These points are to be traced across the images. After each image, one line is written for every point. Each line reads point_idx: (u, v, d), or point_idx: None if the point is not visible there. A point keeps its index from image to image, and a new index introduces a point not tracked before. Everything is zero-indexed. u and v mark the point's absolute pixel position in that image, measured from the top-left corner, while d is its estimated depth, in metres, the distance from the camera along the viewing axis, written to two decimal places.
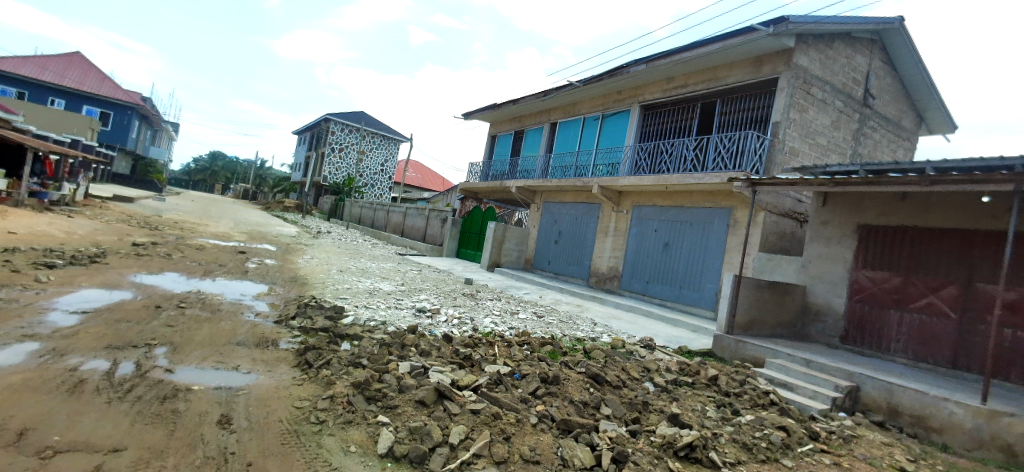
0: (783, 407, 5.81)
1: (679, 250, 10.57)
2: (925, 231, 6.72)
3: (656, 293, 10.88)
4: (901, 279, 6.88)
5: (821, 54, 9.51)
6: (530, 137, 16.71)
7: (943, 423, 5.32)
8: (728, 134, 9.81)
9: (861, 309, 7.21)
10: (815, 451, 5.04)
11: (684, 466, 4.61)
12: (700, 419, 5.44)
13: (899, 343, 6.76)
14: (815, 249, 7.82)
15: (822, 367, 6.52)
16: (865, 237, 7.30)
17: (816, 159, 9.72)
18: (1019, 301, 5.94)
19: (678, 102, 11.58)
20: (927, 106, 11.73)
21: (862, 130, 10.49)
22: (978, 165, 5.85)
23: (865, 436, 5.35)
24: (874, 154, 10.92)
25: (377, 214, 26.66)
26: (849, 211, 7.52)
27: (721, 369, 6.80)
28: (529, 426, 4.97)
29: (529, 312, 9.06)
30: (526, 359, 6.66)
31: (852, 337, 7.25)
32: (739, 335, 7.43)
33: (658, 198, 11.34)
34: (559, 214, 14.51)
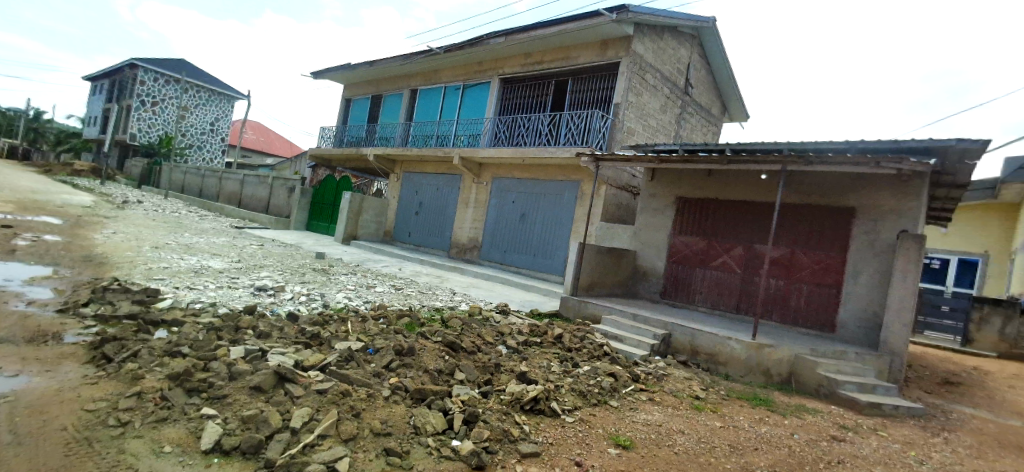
0: (614, 357, 6.63)
1: (534, 220, 11.20)
2: (724, 202, 8.08)
3: (513, 261, 11.44)
4: (705, 242, 8.21)
5: (654, 44, 10.64)
6: (388, 103, 15.91)
7: (727, 357, 6.62)
8: (578, 112, 10.52)
9: (676, 269, 8.46)
10: (635, 391, 5.91)
11: (529, 418, 5.02)
12: (545, 374, 5.92)
13: (702, 295, 8.12)
14: (644, 218, 8.93)
15: (645, 319, 7.56)
16: (681, 207, 8.52)
17: (648, 139, 10.99)
18: (781, 257, 7.54)
19: (535, 78, 12.01)
20: (730, 97, 14.03)
21: (683, 115, 12.14)
22: (761, 148, 7.15)
23: (673, 374, 6.41)
24: (691, 138, 12.75)
25: (207, 182, 23.09)
26: (670, 185, 8.66)
27: (566, 328, 7.46)
28: (381, 399, 4.86)
29: (387, 285, 8.81)
30: (381, 333, 6.48)
31: (669, 293, 8.51)
32: (582, 295, 8.21)
33: (516, 170, 11.77)
34: (420, 185, 14.22)
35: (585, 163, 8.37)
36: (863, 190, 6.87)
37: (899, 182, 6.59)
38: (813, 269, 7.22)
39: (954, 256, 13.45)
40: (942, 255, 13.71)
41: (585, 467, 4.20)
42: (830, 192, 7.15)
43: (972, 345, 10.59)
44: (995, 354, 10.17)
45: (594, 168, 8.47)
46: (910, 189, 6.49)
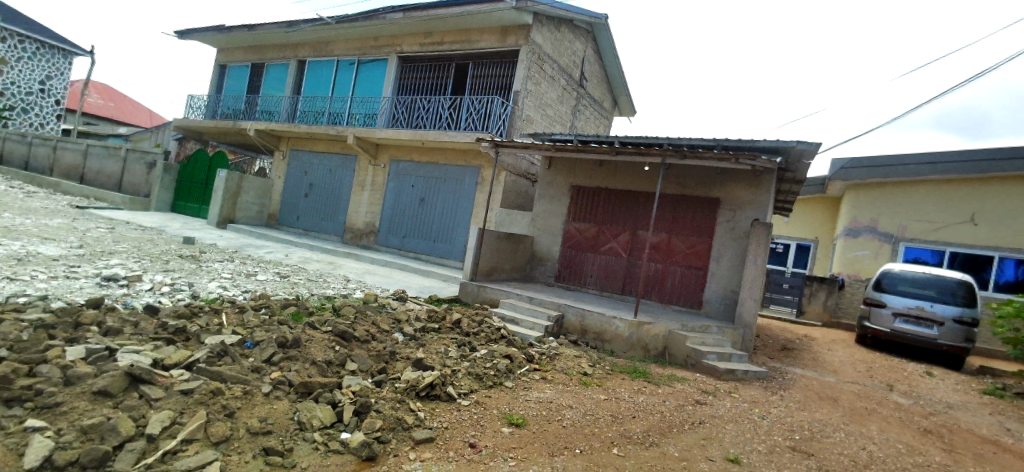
0: (510, 339, 6.80)
1: (433, 205, 11.02)
2: (613, 191, 8.62)
3: (412, 246, 11.19)
4: (596, 228, 8.72)
5: (552, 35, 10.93)
6: (272, 73, 14.48)
7: (612, 335, 7.14)
8: (479, 98, 10.54)
9: (570, 253, 8.89)
10: (529, 371, 6.13)
11: (424, 404, 4.96)
12: (442, 360, 5.88)
13: (593, 278, 8.64)
14: (541, 205, 9.22)
15: (541, 302, 7.86)
16: (575, 195, 8.93)
17: (546, 128, 11.34)
18: (661, 242, 8.28)
19: (436, 59, 11.73)
20: (620, 92, 14.99)
21: (578, 106, 12.70)
22: (645, 141, 7.73)
23: (565, 353, 6.76)
24: (585, 129, 13.42)
25: (35, 152, 19.15)
26: (566, 173, 9.04)
27: (464, 313, 7.49)
28: (260, 396, 4.47)
29: (271, 272, 8.09)
30: (263, 325, 5.94)
31: (564, 276, 8.93)
32: (481, 280, 8.29)
33: (415, 153, 11.44)
34: (309, 165, 13.23)
35: (485, 149, 8.38)
36: (726, 183, 7.78)
37: (754, 177, 7.57)
38: (685, 253, 8.03)
39: (794, 241, 15.92)
40: (785, 239, 16.25)
41: (479, 448, 4.25)
42: (700, 184, 7.98)
43: (804, 315, 12.58)
44: (820, 323, 12.19)
45: (493, 154, 8.53)
46: (762, 183, 7.49)
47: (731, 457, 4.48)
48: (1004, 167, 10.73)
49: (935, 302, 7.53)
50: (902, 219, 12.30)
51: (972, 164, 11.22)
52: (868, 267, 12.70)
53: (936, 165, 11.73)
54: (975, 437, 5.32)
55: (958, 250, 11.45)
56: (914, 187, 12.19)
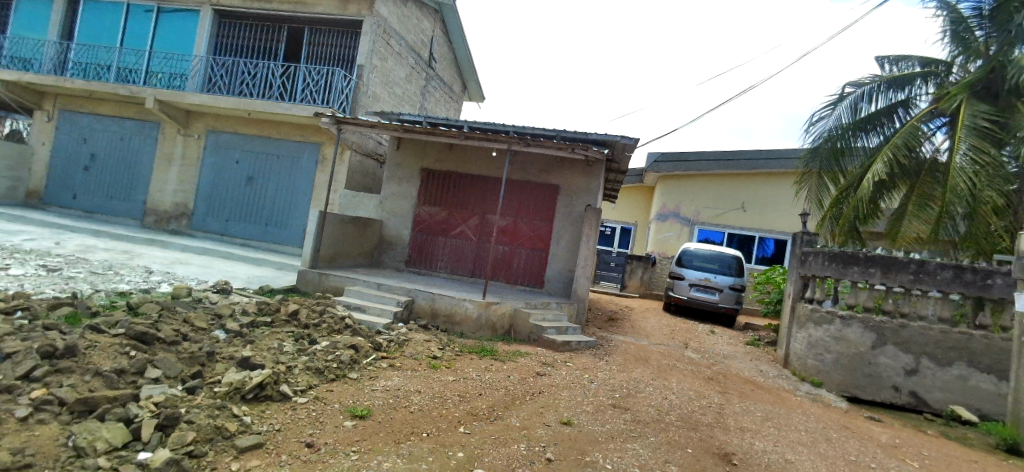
0: (355, 329, 6.44)
1: (264, 184, 9.83)
2: (462, 175, 8.71)
3: (239, 231, 9.86)
4: (447, 213, 8.73)
5: (398, 10, 10.49)
6: (27, 8, 11.21)
7: (461, 317, 7.26)
8: (317, 68, 9.65)
9: (420, 238, 8.78)
10: (376, 360, 5.91)
11: (251, 408, 4.42)
12: (274, 357, 5.30)
13: (443, 262, 8.69)
14: (390, 187, 8.88)
15: (389, 288, 7.60)
16: (425, 178, 8.80)
17: (393, 107, 10.91)
18: (508, 226, 8.66)
19: (264, 18, 10.35)
20: (468, 77, 15.16)
21: (427, 88, 12.49)
22: (492, 128, 7.92)
23: (414, 338, 6.68)
24: (433, 111, 13.26)
25: None
26: (415, 155, 8.83)
27: (303, 303, 6.86)
28: (13, 424, 3.47)
29: (33, 266, 6.33)
30: (18, 332, 4.62)
31: (413, 261, 8.80)
32: (322, 268, 7.68)
33: (240, 125, 10.02)
34: (90, 130, 10.66)
35: (326, 125, 7.71)
36: (564, 171, 8.44)
37: (587, 166, 8.34)
38: (530, 236, 8.54)
39: (619, 224, 18.11)
40: (612, 223, 18.32)
41: (317, 446, 3.93)
42: (542, 171, 8.52)
43: (625, 288, 14.52)
44: (638, 295, 14.20)
45: (335, 131, 7.90)
46: (593, 171, 8.30)
47: (564, 420, 4.94)
48: (766, 166, 13.66)
49: (717, 274, 9.29)
50: (698, 206, 14.82)
51: (745, 162, 13.99)
52: (674, 246, 15.06)
53: (722, 161, 14.34)
54: (740, 379, 6.77)
55: (735, 231, 14.28)
56: (707, 180, 14.75)
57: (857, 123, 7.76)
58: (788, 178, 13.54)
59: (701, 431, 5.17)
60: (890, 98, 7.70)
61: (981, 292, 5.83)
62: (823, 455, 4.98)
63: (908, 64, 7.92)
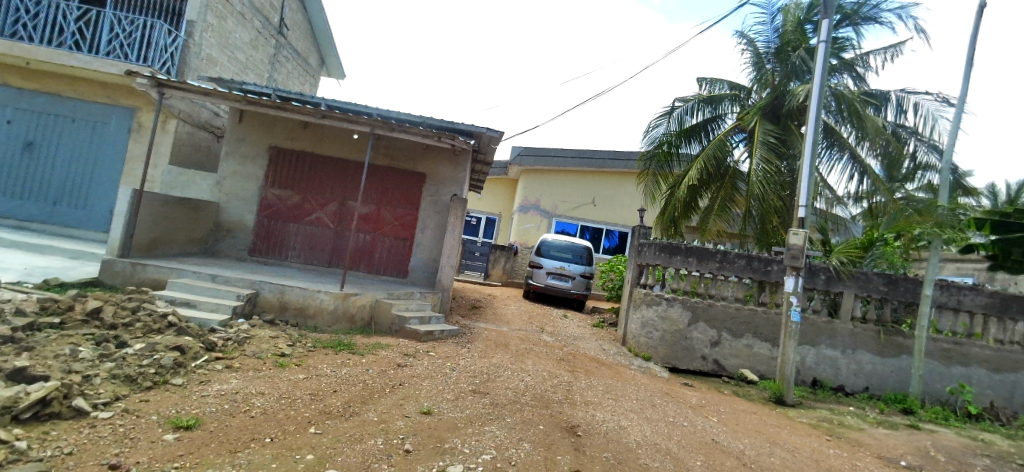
0: (182, 327, 5.55)
1: (53, 153, 7.92)
2: (319, 157, 8.05)
3: (15, 211, 7.81)
4: (300, 197, 8.01)
5: None
6: None
7: (315, 310, 6.75)
8: (130, 17, 8.05)
9: (267, 224, 7.93)
10: (208, 362, 5.19)
11: (29, 430, 3.53)
12: (64, 366, 4.31)
13: (294, 251, 7.99)
14: (229, 166, 7.84)
15: (227, 280, 6.72)
16: (274, 157, 7.95)
17: (234, 75, 9.61)
18: (369, 214, 8.26)
19: None
20: (327, 51, 14.04)
21: (277, 57, 11.25)
22: (353, 109, 7.44)
23: (257, 335, 6.02)
24: (284, 84, 11.99)
25: None
26: (262, 131, 7.92)
27: (109, 300, 5.71)
28: None
29: None
30: None
31: (259, 249, 7.93)
32: (137, 258, 6.47)
33: (15, 76, 7.91)
34: None
35: (142, 87, 6.49)
36: (430, 159, 8.32)
37: (452, 154, 8.34)
38: (393, 224, 8.28)
39: (484, 215, 18.51)
40: (477, 214, 18.55)
41: (126, 467, 3.31)
42: (407, 157, 8.30)
43: (489, 278, 15.03)
44: (501, 283, 14.84)
45: (155, 96, 6.70)
46: (459, 161, 8.32)
47: (424, 410, 4.92)
48: (613, 165, 15.24)
49: (571, 263, 10.10)
50: (557, 200, 15.89)
51: (596, 160, 15.44)
52: (534, 237, 15.94)
53: (578, 159, 15.59)
54: (587, 357, 7.49)
55: (587, 224, 15.67)
56: (564, 175, 15.89)
57: (682, 132, 9.03)
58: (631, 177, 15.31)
59: (552, 408, 5.59)
60: (706, 113, 9.08)
61: (763, 276, 7.34)
62: (649, 418, 5.77)
63: (720, 86, 9.37)
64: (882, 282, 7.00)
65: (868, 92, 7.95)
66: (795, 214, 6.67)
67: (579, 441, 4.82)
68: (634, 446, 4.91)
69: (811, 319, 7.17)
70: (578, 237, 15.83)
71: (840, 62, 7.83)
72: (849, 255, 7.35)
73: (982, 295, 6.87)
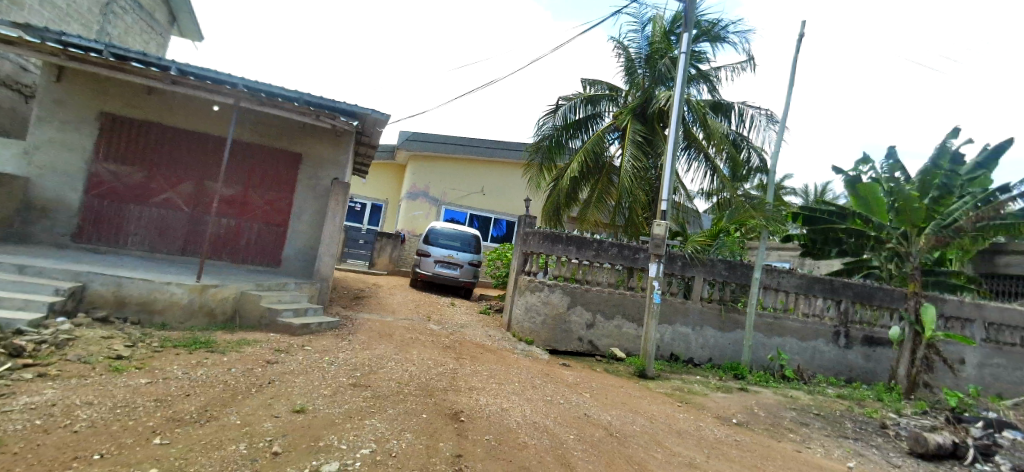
0: None
1: None
2: (168, 129, 7.01)
3: None
4: (143, 174, 6.92)
5: None
6: None
7: (164, 304, 5.90)
8: None
9: (99, 204, 6.73)
10: (13, 370, 4.24)
11: None
12: None
13: (137, 237, 6.91)
14: (44, 133, 6.46)
15: (40, 271, 5.56)
16: (107, 126, 6.75)
17: (48, 22, 7.90)
18: (233, 196, 7.42)
19: None
20: (180, 8, 12.20)
21: (110, 7, 9.48)
22: (212, 77, 6.57)
23: (83, 336, 5.07)
24: (119, 40, 10.13)
25: None
26: (91, 94, 6.67)
27: None
28: None
29: None
30: None
31: (87, 234, 6.71)
32: None
33: None
34: None
35: None
36: (307, 139, 7.70)
37: (332, 135, 7.81)
38: (263, 208, 7.54)
39: (369, 201, 17.69)
40: (362, 199, 17.64)
41: None
42: (279, 135, 7.57)
43: (374, 266, 14.46)
44: (387, 272, 14.37)
45: None
46: (341, 142, 7.81)
47: (297, 408, 4.57)
48: (502, 155, 15.57)
49: (458, 251, 10.11)
50: (445, 187, 15.79)
51: (485, 149, 15.64)
52: (422, 225, 15.69)
53: (468, 147, 15.63)
54: (472, 344, 7.60)
55: (476, 212, 15.85)
56: (453, 163, 15.86)
57: (565, 127, 9.55)
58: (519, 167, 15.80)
59: (437, 396, 5.58)
60: (587, 111, 9.68)
61: (631, 263, 8.19)
62: (529, 399, 6.05)
63: (599, 87, 10.03)
64: (724, 268, 8.15)
65: (717, 103, 9.07)
66: (660, 208, 7.43)
67: (462, 426, 4.87)
68: (515, 427, 5.11)
69: (670, 300, 8.07)
70: (467, 225, 15.92)
71: (698, 73, 8.81)
72: (700, 245, 8.42)
73: (795, 277, 8.33)
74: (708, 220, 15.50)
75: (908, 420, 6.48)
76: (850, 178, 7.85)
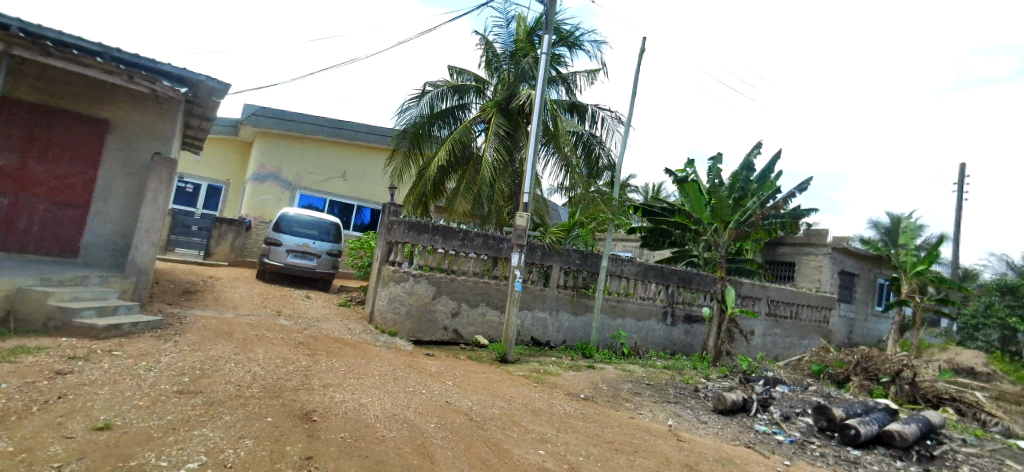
0: None
1: None
2: None
3: None
4: None
5: None
6: None
7: None
8: None
9: None
10: None
11: None
12: None
13: None
14: None
15: None
16: None
17: None
18: (8, 169, 5.84)
19: None
20: None
21: None
22: None
23: None
24: None
25: None
26: None
27: None
28: None
29: None
30: None
31: None
32: None
33: None
34: None
35: None
36: (117, 104, 6.47)
37: (152, 103, 6.66)
38: (51, 185, 6.10)
39: (204, 182, 15.48)
40: (195, 179, 15.33)
41: None
42: (74, 96, 6.21)
43: (211, 257, 12.59)
44: (228, 263, 12.62)
45: None
46: (164, 111, 6.72)
47: (99, 425, 3.80)
48: (365, 139, 14.80)
49: (315, 240, 9.38)
50: (301, 170, 14.54)
51: (346, 132, 14.71)
52: (272, 210, 14.27)
53: (326, 128, 14.53)
54: (329, 339, 7.14)
55: (336, 198, 14.94)
56: (312, 144, 14.65)
57: (433, 115, 9.52)
58: (383, 153, 15.20)
59: (285, 396, 5.13)
60: (454, 101, 9.71)
61: (496, 253, 8.50)
62: (389, 392, 5.90)
63: (465, 77, 10.12)
64: (577, 257, 8.90)
65: (574, 105, 9.79)
66: (522, 200, 7.80)
67: (313, 426, 4.55)
68: (373, 421, 4.94)
69: (530, 288, 8.51)
70: (325, 211, 14.91)
71: (556, 75, 9.37)
72: (556, 236, 9.06)
73: (635, 265, 9.44)
74: (565, 213, 16.74)
75: (714, 383, 7.83)
76: (679, 177, 9.14)
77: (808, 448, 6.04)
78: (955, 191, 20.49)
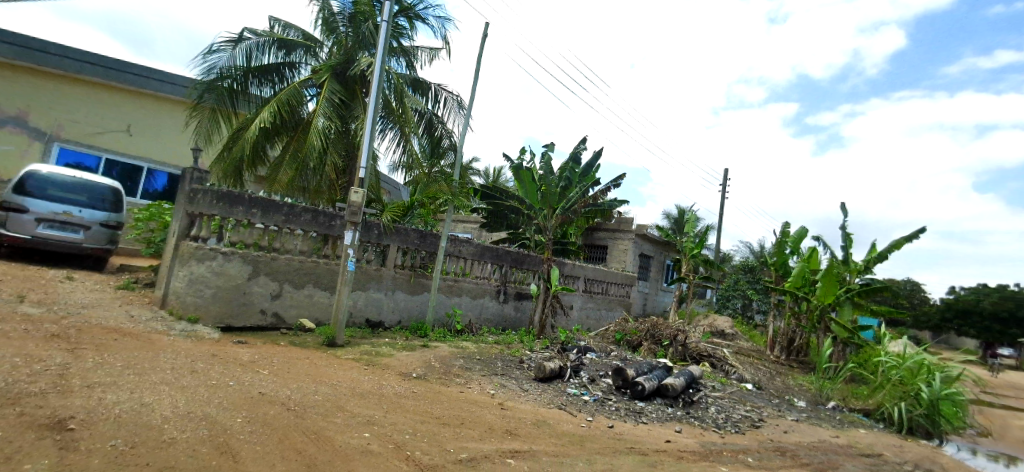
0: None
1: None
2: None
3: None
4: None
5: None
6: None
7: None
8: None
9: None
10: None
11: None
12: None
13: None
14: None
15: None
16: None
17: None
18: None
19: None
20: None
21: None
22: None
23: None
24: None
25: None
26: None
27: None
28: None
29: None
30: None
31: None
32: None
33: None
34: None
35: None
36: None
37: None
38: None
39: None
40: None
41: None
42: None
43: None
44: None
45: None
46: None
47: None
48: (159, 89, 12.36)
49: (82, 208, 7.51)
50: (61, 117, 11.55)
51: (131, 77, 12.05)
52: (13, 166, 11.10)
53: (101, 68, 11.73)
54: (101, 329, 5.82)
55: (114, 158, 12.16)
56: (81, 86, 11.71)
57: (250, 70, 8.49)
58: (184, 109, 12.89)
59: (25, 403, 4.02)
60: (278, 57, 8.77)
61: (327, 231, 7.91)
62: (184, 388, 5.07)
63: (293, 33, 9.17)
64: (415, 237, 8.80)
65: (416, 80, 9.54)
66: (357, 176, 7.35)
67: (68, 436, 3.66)
68: (159, 423, 4.19)
69: (363, 268, 8.10)
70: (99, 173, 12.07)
71: (398, 47, 8.98)
72: (393, 214, 8.81)
73: (472, 246, 9.72)
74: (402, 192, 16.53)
75: (536, 354, 8.60)
76: (516, 164, 9.65)
77: (606, 404, 7.08)
78: (722, 190, 25.81)
